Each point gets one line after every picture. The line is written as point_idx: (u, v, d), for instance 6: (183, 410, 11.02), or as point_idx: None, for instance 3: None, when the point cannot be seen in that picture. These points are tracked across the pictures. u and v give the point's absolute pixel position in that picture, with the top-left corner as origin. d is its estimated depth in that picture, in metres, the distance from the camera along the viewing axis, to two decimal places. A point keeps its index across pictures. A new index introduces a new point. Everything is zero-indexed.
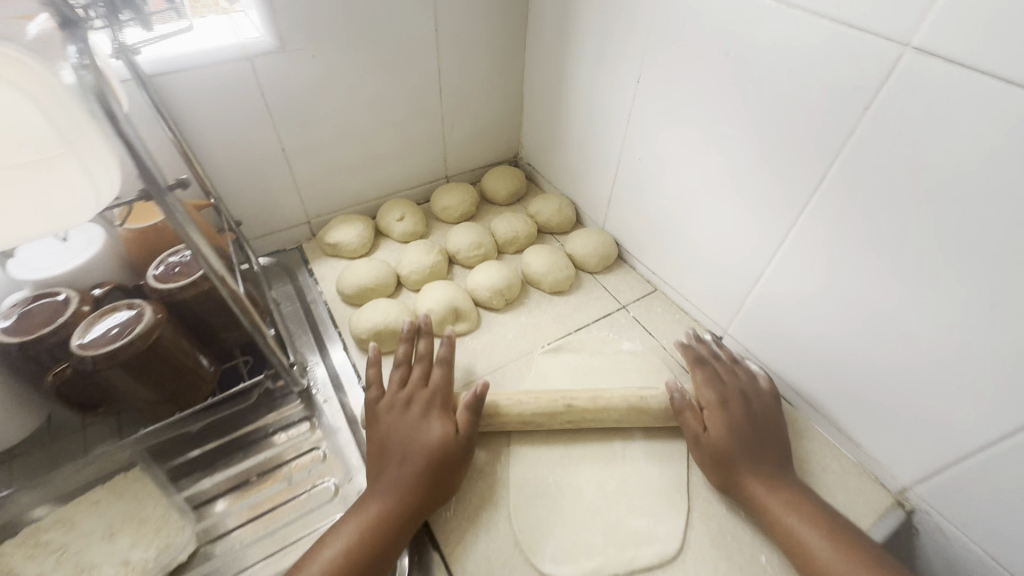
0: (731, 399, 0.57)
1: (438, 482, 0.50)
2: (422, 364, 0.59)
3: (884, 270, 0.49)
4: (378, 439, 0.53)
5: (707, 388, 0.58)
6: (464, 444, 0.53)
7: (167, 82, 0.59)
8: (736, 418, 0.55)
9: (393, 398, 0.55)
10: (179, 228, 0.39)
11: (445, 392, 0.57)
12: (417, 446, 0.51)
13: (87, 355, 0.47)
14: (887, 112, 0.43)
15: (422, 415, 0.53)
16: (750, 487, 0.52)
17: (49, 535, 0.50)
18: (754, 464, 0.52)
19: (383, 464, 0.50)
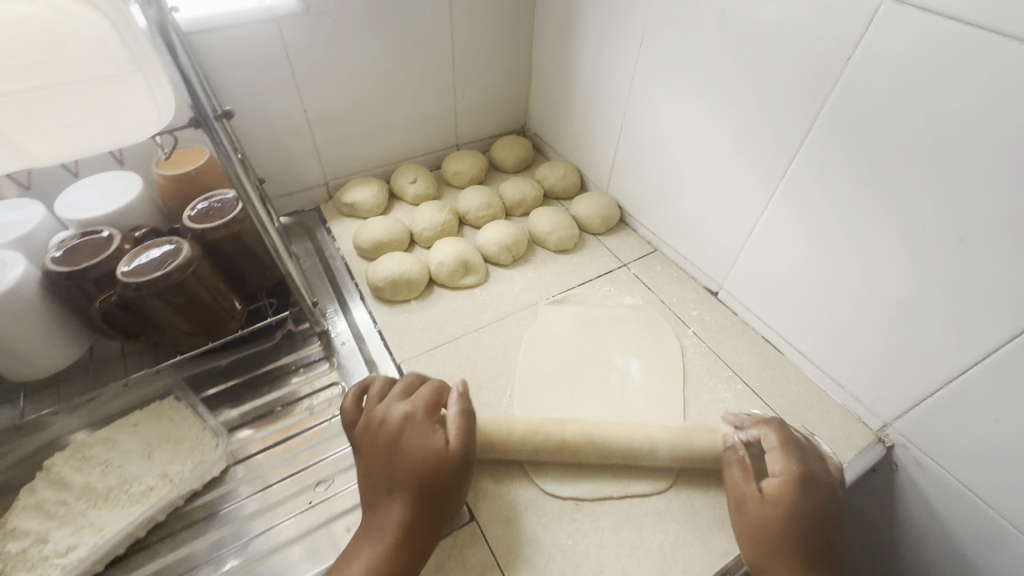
0: (809, 478, 0.48)
1: (433, 503, 0.46)
2: (401, 376, 0.53)
3: (866, 214, 0.52)
4: (363, 463, 0.48)
5: (785, 459, 0.49)
6: (457, 458, 0.48)
7: (200, 40, 0.63)
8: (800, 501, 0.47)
9: (370, 415, 0.50)
10: (223, 155, 0.44)
11: (429, 402, 0.51)
12: (403, 471, 0.46)
13: (131, 282, 0.51)
14: (869, 61, 0.47)
15: (402, 433, 0.48)
16: None
17: (94, 450, 0.54)
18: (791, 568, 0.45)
19: (372, 493, 0.47)
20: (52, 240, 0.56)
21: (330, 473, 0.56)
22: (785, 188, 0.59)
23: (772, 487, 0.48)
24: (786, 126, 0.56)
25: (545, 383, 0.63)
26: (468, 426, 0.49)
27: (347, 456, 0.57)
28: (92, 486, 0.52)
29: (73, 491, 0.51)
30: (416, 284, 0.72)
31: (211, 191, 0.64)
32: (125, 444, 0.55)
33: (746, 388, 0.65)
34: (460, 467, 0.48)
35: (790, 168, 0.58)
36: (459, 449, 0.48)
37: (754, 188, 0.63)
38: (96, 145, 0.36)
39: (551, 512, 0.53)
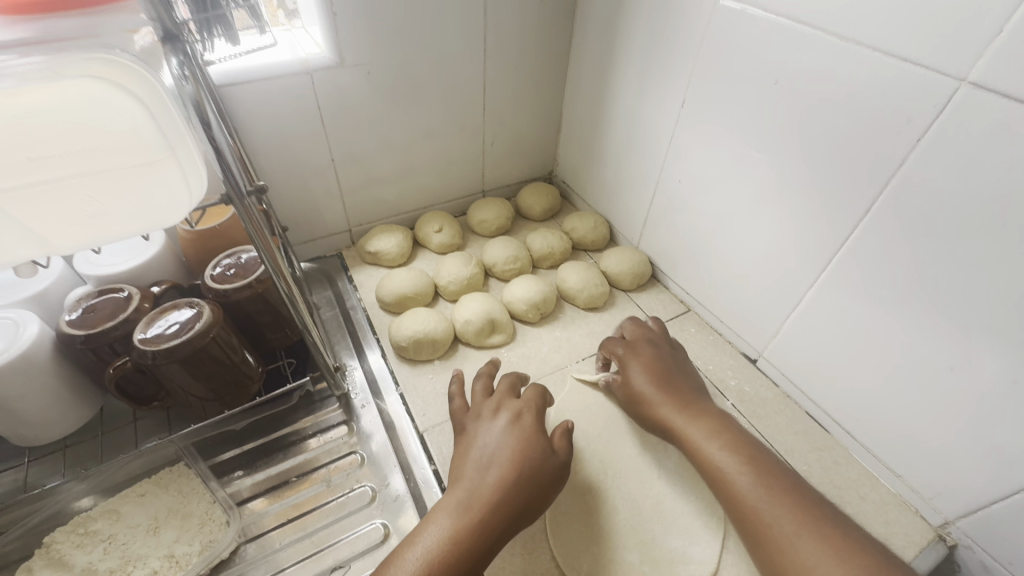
0: (641, 347, 0.59)
1: (530, 488, 0.44)
2: (507, 379, 0.55)
3: (932, 300, 0.48)
4: (461, 447, 0.48)
5: (615, 343, 0.60)
6: (557, 459, 0.47)
7: (233, 93, 0.62)
8: (642, 365, 0.56)
9: (480, 408, 0.51)
10: (251, 230, 0.41)
11: (539, 407, 0.51)
12: (507, 454, 0.45)
13: (148, 350, 0.48)
14: (941, 144, 0.44)
15: (510, 423, 0.48)
16: (703, 449, 0.46)
17: (98, 525, 0.51)
18: (678, 407, 0.50)
19: (464, 469, 0.45)
20: (69, 298, 0.54)
21: (346, 557, 0.52)
22: (838, 264, 0.56)
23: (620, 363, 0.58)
24: (843, 199, 0.53)
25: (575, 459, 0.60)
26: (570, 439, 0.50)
27: (364, 536, 0.54)
28: (94, 567, 0.48)
29: (73, 572, 0.48)
30: (441, 343, 0.69)
31: (234, 246, 0.62)
32: (131, 518, 0.52)
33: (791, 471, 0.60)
34: (559, 472, 0.47)
35: (844, 244, 0.54)
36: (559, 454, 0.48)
37: (805, 259, 0.59)
38: (128, 230, 0.34)
39: None
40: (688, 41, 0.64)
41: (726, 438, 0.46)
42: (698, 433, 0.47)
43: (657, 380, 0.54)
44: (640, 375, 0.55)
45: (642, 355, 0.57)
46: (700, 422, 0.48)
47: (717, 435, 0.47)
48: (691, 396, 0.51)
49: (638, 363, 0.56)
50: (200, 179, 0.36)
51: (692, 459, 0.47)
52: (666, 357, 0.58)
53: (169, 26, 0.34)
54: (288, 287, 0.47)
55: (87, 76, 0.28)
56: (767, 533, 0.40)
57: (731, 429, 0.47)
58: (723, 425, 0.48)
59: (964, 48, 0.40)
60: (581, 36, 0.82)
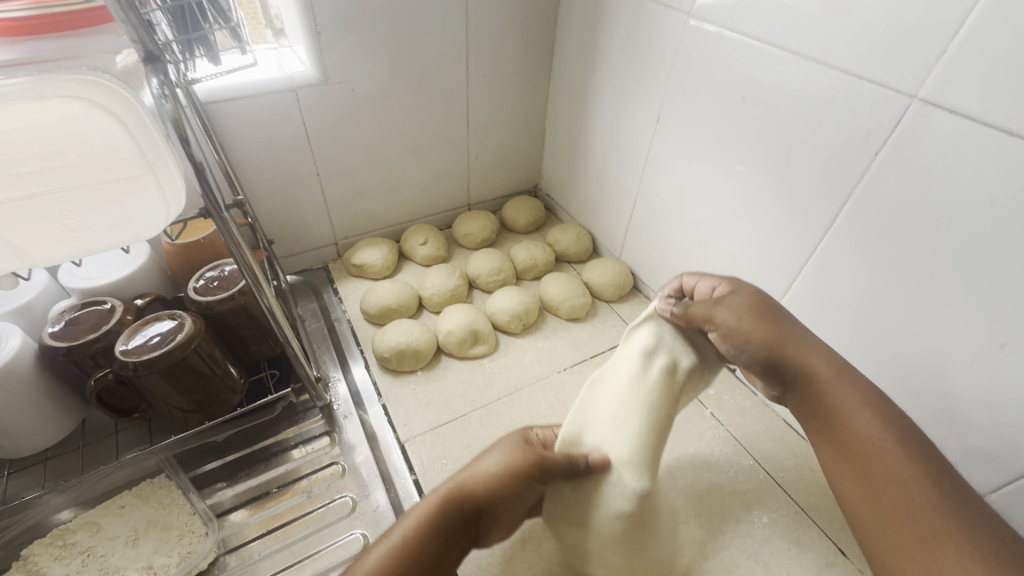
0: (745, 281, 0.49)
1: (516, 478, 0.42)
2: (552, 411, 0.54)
3: (895, 307, 0.50)
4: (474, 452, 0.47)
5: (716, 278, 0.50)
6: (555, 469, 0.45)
7: (219, 109, 0.64)
8: (748, 303, 0.45)
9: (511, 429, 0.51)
10: (230, 244, 0.42)
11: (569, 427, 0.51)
12: (501, 447, 0.44)
13: (129, 361, 0.49)
14: (898, 157, 0.45)
15: (521, 436, 0.46)
16: (851, 414, 0.41)
17: (76, 537, 0.51)
18: (826, 356, 0.43)
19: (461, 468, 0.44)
20: (52, 311, 0.55)
21: (325, 568, 0.52)
22: (808, 273, 0.57)
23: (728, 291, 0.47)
24: (809, 210, 0.55)
25: None
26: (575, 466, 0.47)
27: (344, 547, 0.54)
28: None
29: None
30: (423, 354, 0.70)
31: (217, 259, 0.63)
32: (111, 530, 0.52)
33: (769, 479, 0.61)
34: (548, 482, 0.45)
35: (813, 254, 0.56)
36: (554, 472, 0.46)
37: (777, 269, 0.61)
38: (107, 243, 0.35)
39: None
40: (662, 58, 0.66)
41: (882, 414, 0.40)
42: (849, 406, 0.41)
43: (783, 328, 0.44)
44: (733, 316, 0.45)
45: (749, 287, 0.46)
46: (847, 381, 0.42)
47: (868, 404, 0.41)
48: (835, 351, 0.44)
49: (744, 295, 0.46)
50: (179, 196, 0.37)
51: (830, 418, 0.42)
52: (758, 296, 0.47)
53: (149, 47, 0.36)
54: (268, 299, 0.49)
55: (69, 97, 0.30)
56: (913, 524, 0.36)
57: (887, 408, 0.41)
58: (872, 394, 0.41)
59: (912, 66, 0.42)
60: (562, 53, 0.84)
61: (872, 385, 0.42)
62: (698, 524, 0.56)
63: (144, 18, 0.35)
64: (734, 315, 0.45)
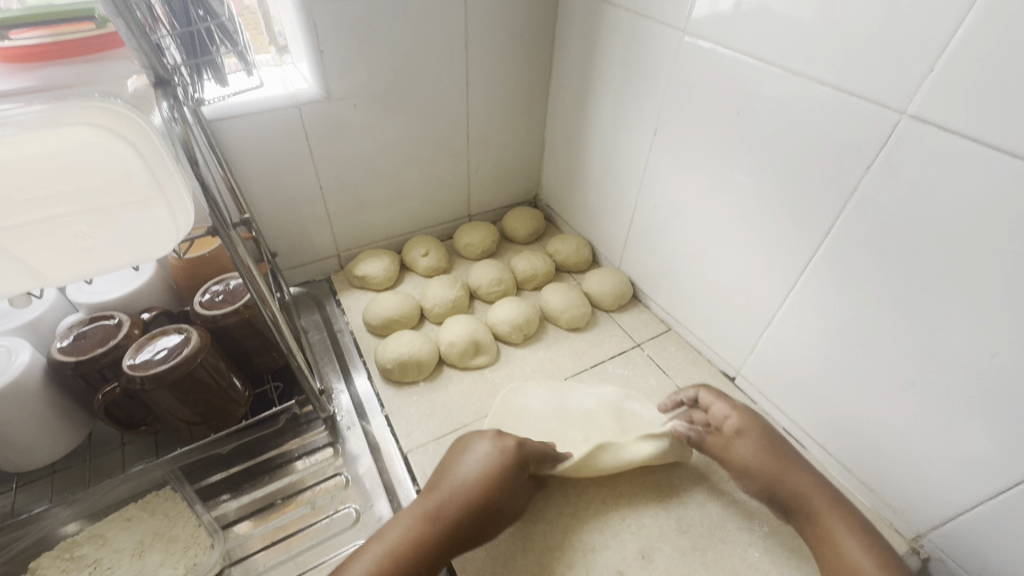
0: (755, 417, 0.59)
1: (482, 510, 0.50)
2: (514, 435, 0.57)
3: (889, 317, 0.51)
4: (439, 471, 0.54)
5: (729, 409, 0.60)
6: (500, 505, 0.52)
7: (225, 126, 0.65)
8: (761, 445, 0.57)
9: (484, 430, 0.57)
10: (237, 260, 0.43)
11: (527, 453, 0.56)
12: (475, 476, 0.52)
13: (136, 375, 0.50)
14: (889, 171, 0.46)
15: (503, 447, 0.54)
16: (843, 542, 0.49)
17: (83, 550, 0.51)
18: (832, 501, 0.51)
19: (439, 481, 0.52)
20: (61, 326, 0.56)
21: None
22: (804, 284, 0.58)
23: (733, 423, 0.59)
24: (804, 222, 0.56)
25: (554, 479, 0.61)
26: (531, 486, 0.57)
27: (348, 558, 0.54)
28: None
29: None
30: (425, 364, 0.71)
31: (223, 272, 0.64)
32: (117, 542, 0.52)
33: None
34: (507, 517, 0.54)
35: (807, 266, 0.57)
36: (503, 494, 0.53)
37: (773, 279, 0.62)
38: (118, 262, 0.36)
39: None
40: (659, 73, 0.67)
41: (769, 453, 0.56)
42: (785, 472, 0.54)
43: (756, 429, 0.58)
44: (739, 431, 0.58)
45: (752, 416, 0.59)
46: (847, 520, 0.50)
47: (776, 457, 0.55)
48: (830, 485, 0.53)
49: (750, 427, 0.58)
50: (186, 214, 0.37)
51: (827, 549, 0.49)
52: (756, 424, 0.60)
53: (160, 72, 0.37)
54: (273, 312, 0.50)
55: (82, 122, 0.30)
56: None
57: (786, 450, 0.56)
58: (862, 526, 0.49)
59: (902, 84, 0.43)
60: (560, 67, 0.85)
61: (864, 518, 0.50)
62: (698, 532, 0.57)
63: (155, 44, 0.36)
64: (745, 455, 0.57)
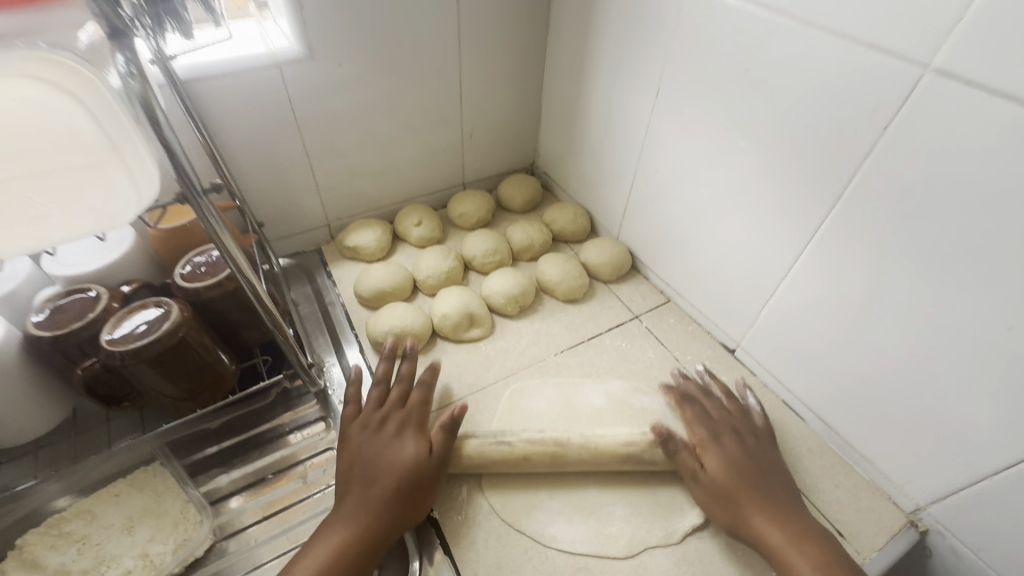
0: (725, 434, 0.56)
1: (412, 489, 0.51)
2: (415, 394, 0.59)
3: (899, 287, 0.48)
4: (348, 465, 0.52)
5: (697, 426, 0.57)
6: (430, 478, 0.52)
7: (200, 88, 0.61)
8: (736, 458, 0.54)
9: (368, 418, 0.56)
10: (211, 229, 0.41)
11: (421, 412, 0.57)
12: (391, 463, 0.51)
13: (115, 350, 0.48)
14: (907, 133, 0.43)
15: (414, 424, 0.55)
16: (756, 524, 0.50)
17: (72, 526, 0.51)
18: (762, 500, 0.51)
19: (352, 485, 0.50)
20: (37, 299, 0.54)
21: None
22: (811, 252, 0.55)
23: (709, 458, 0.54)
24: (813, 189, 0.52)
25: None
26: (450, 436, 0.56)
27: None
28: (67, 568, 0.49)
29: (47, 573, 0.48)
30: (418, 337, 0.69)
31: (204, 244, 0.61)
32: (105, 518, 0.52)
33: None
34: (438, 477, 0.53)
35: (816, 234, 0.54)
36: (431, 466, 0.53)
37: (778, 248, 0.59)
38: (79, 229, 0.35)
39: None
40: (663, 28, 0.63)
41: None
42: (803, 564, 0.46)
43: (744, 486, 0.52)
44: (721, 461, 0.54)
45: (727, 445, 0.55)
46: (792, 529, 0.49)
47: (825, 571, 0.46)
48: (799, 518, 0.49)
49: (721, 454, 0.54)
50: (152, 188, 0.36)
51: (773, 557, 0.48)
52: (754, 456, 0.55)
53: (112, 20, 0.31)
54: (254, 285, 0.47)
55: (21, 77, 0.29)
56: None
57: (841, 568, 0.46)
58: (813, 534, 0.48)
59: (927, 35, 0.40)
60: (557, 23, 0.80)
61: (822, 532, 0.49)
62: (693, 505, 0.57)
63: None
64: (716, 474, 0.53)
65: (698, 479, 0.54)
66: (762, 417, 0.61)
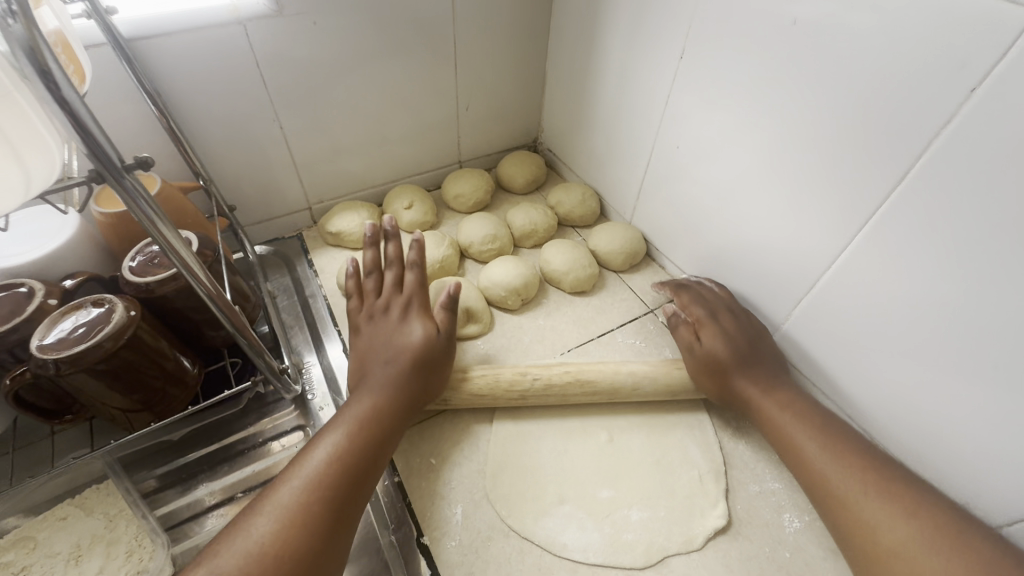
0: (720, 313, 0.57)
1: (428, 367, 0.51)
2: (409, 271, 0.56)
3: (976, 286, 0.40)
4: (363, 348, 0.52)
5: (696, 306, 0.59)
6: (445, 357, 0.53)
7: (149, 48, 0.52)
8: (728, 329, 0.55)
9: (371, 308, 0.54)
10: (140, 216, 0.33)
11: (422, 292, 0.55)
12: (406, 342, 0.51)
13: (46, 358, 0.41)
14: (1001, 97, 0.35)
15: (418, 305, 0.54)
16: (746, 392, 0.53)
17: (9, 556, 0.44)
18: (749, 371, 0.53)
19: (370, 364, 0.50)
20: None
21: None
22: (862, 241, 0.47)
23: (704, 331, 0.56)
24: (870, 167, 0.44)
25: (552, 465, 0.54)
26: (451, 313, 0.55)
27: None
28: None
29: None
30: None
31: None
32: (49, 547, 0.45)
33: None
34: (451, 357, 0.54)
35: (870, 220, 0.46)
36: (444, 345, 0.53)
37: (821, 235, 0.51)
38: None
39: None
40: None
41: (805, 417, 0.49)
42: (773, 406, 0.50)
43: (736, 360, 0.53)
44: (716, 335, 0.55)
45: (722, 320, 0.57)
46: (776, 397, 0.51)
47: (787, 406, 0.50)
48: (795, 394, 0.51)
49: (717, 328, 0.56)
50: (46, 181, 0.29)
51: (767, 426, 0.50)
52: (747, 328, 0.56)
53: None
54: (204, 283, 0.39)
55: None
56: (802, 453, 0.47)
57: (806, 405, 0.50)
58: (802, 408, 0.50)
59: None
60: None
61: (815, 408, 0.50)
62: (713, 507, 0.51)
63: None
64: (713, 347, 0.55)
65: (694, 355, 0.56)
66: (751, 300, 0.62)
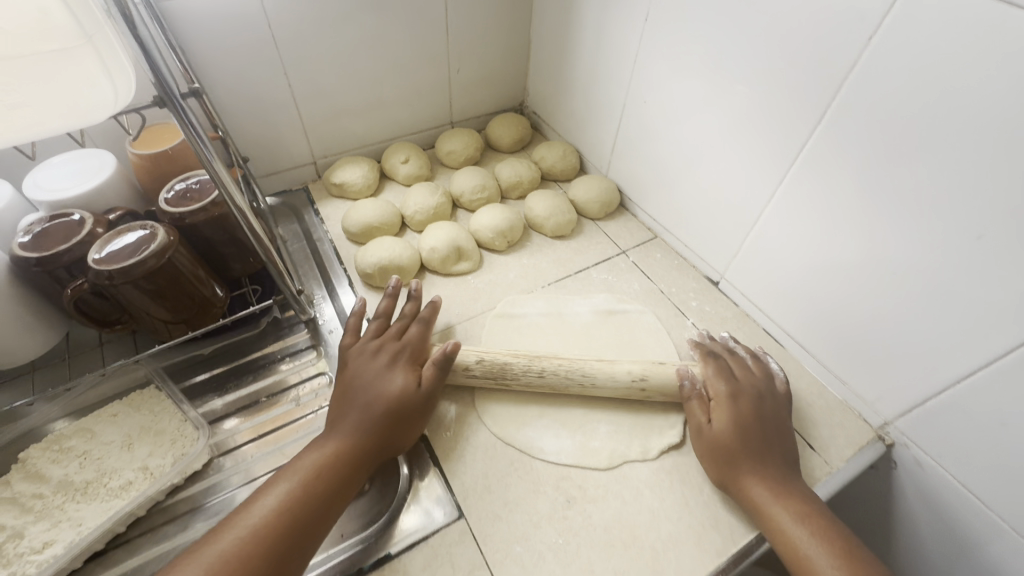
0: (743, 394, 0.54)
1: (398, 421, 0.51)
2: (416, 326, 0.59)
3: (880, 207, 0.49)
4: (339, 388, 0.53)
5: (718, 379, 0.55)
6: (417, 411, 0.53)
7: (174, 8, 0.59)
8: (744, 416, 0.52)
9: (366, 346, 0.56)
10: (192, 138, 0.40)
11: (419, 347, 0.57)
12: (380, 392, 0.51)
13: (102, 269, 0.48)
14: (890, 44, 0.43)
15: (408, 358, 0.55)
16: (750, 487, 0.49)
17: (72, 443, 0.52)
18: (760, 465, 0.49)
19: (342, 409, 0.51)
20: (21, 223, 0.53)
21: None
22: (793, 177, 0.56)
23: (716, 409, 0.53)
24: (799, 108, 0.52)
25: None
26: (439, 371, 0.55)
27: None
28: (69, 479, 0.50)
29: (50, 484, 0.50)
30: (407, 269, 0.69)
31: (188, 171, 0.61)
32: (105, 435, 0.53)
33: None
34: (425, 411, 0.54)
35: (800, 155, 0.54)
36: (419, 399, 0.53)
37: (764, 174, 0.59)
38: (54, 124, 0.35)
39: (543, 536, 0.50)
40: None
41: (826, 539, 0.44)
42: (784, 512, 0.47)
43: (745, 450, 0.50)
44: (728, 420, 0.52)
45: (744, 406, 0.53)
46: (789, 504, 0.47)
47: (805, 521, 0.46)
48: (814, 508, 0.47)
49: (735, 414, 0.52)
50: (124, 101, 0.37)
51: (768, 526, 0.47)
52: (767, 418, 0.53)
53: None
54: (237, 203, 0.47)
55: None
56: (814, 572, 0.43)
57: (825, 521, 0.46)
58: (822, 526, 0.45)
59: None
60: None
61: (842, 531, 0.45)
62: (672, 414, 0.60)
63: None
64: (721, 427, 0.52)
65: (702, 434, 0.53)
66: (785, 382, 0.58)
